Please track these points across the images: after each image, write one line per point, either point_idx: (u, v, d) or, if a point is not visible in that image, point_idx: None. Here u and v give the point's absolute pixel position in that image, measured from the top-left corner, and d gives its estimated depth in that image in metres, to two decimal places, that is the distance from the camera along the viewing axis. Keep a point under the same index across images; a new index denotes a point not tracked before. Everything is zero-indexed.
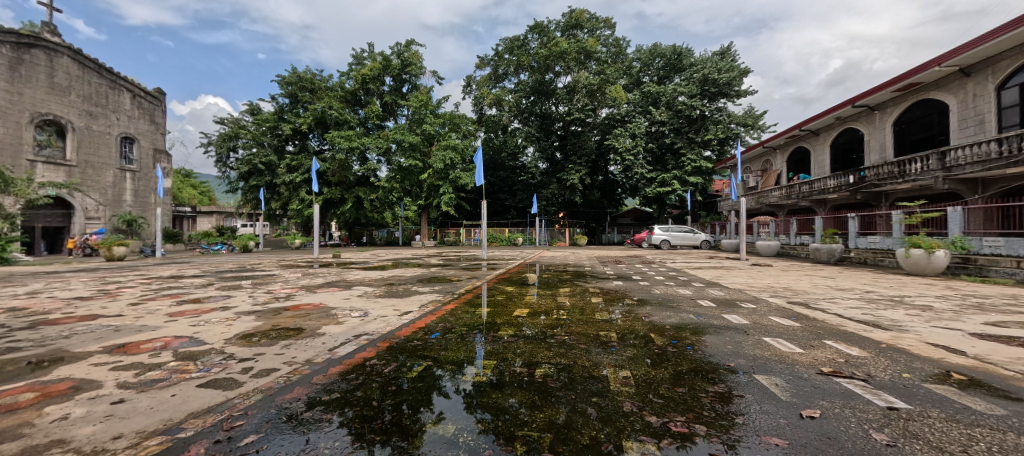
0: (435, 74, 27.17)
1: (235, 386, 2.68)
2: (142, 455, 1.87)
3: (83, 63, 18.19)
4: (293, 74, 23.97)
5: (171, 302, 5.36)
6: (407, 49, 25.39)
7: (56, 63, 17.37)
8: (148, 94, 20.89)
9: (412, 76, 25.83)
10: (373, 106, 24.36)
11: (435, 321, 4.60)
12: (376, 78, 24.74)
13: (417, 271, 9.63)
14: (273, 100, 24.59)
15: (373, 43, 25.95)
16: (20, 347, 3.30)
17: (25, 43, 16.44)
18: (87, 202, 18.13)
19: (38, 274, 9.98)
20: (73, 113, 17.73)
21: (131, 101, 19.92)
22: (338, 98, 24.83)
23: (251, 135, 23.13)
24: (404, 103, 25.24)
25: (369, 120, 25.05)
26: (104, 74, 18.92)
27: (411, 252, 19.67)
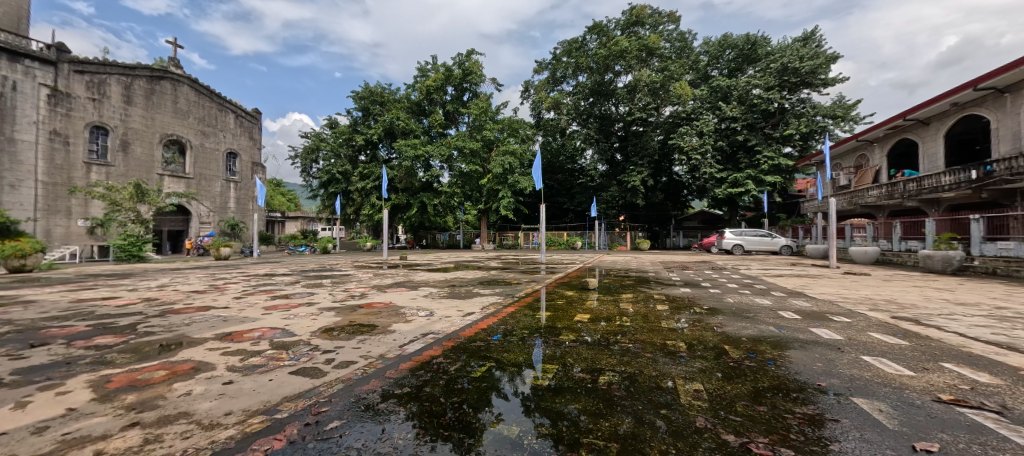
0: (495, 81, 27.91)
1: (320, 375, 2.93)
2: (248, 431, 2.12)
3: (199, 90, 21.15)
4: (366, 89, 25.95)
5: (266, 296, 6.03)
6: (468, 59, 26.39)
7: (179, 92, 20.27)
8: (247, 114, 24.12)
9: (473, 85, 26.89)
10: (437, 115, 25.67)
11: (496, 323, 4.66)
12: (439, 88, 26.13)
13: (479, 273, 9.89)
14: (348, 114, 26.77)
15: (436, 56, 27.26)
16: (155, 331, 3.92)
17: (156, 75, 19.46)
18: (202, 209, 21.02)
19: (165, 270, 11.76)
20: (191, 133, 20.61)
21: (234, 121, 22.99)
22: (405, 109, 26.42)
23: (330, 147, 25.38)
24: (464, 110, 26.29)
25: (433, 129, 26.39)
26: (215, 98, 21.89)
27: (472, 255, 20.29)
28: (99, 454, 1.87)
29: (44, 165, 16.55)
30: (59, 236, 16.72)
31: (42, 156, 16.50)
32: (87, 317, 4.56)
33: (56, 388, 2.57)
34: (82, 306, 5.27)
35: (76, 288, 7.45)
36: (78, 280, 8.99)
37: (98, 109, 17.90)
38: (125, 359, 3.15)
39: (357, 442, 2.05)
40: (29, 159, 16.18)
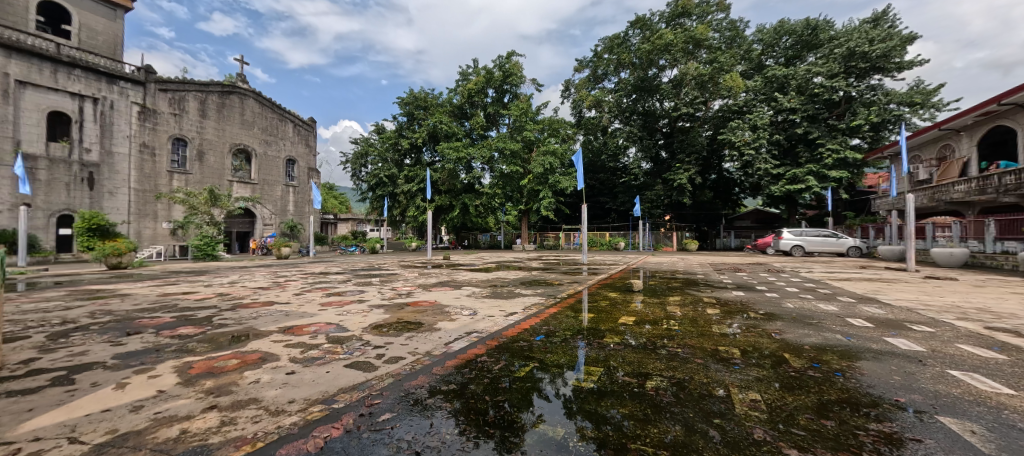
0: (535, 81, 27.90)
1: (372, 369, 3.06)
2: (308, 419, 2.27)
3: (263, 102, 22.96)
4: (410, 95, 26.89)
5: (322, 293, 6.42)
6: (509, 61, 26.64)
7: (245, 104, 22.12)
8: (304, 123, 25.91)
9: (513, 86, 27.11)
10: (478, 117, 26.15)
11: (539, 323, 4.65)
12: (480, 91, 26.62)
13: (521, 274, 9.90)
14: (394, 120, 27.87)
15: (477, 59, 27.70)
16: (227, 323, 4.30)
17: (226, 90, 21.32)
18: (265, 212, 22.86)
19: (235, 268, 12.87)
20: (255, 142, 22.45)
21: (292, 130, 24.81)
22: (447, 112, 27.10)
23: (377, 152, 26.54)
24: (505, 112, 26.57)
25: (474, 131, 26.90)
26: (276, 109, 23.71)
27: (513, 255, 20.45)
28: (185, 433, 2.08)
29: (136, 174, 18.62)
30: (148, 237, 18.78)
31: (134, 166, 18.58)
32: (172, 310, 5.09)
33: (149, 371, 2.90)
34: (168, 300, 5.88)
35: (162, 283, 8.34)
36: (165, 276, 10.05)
37: (179, 123, 19.89)
38: (204, 347, 3.47)
39: (407, 434, 2.12)
40: (124, 169, 18.29)
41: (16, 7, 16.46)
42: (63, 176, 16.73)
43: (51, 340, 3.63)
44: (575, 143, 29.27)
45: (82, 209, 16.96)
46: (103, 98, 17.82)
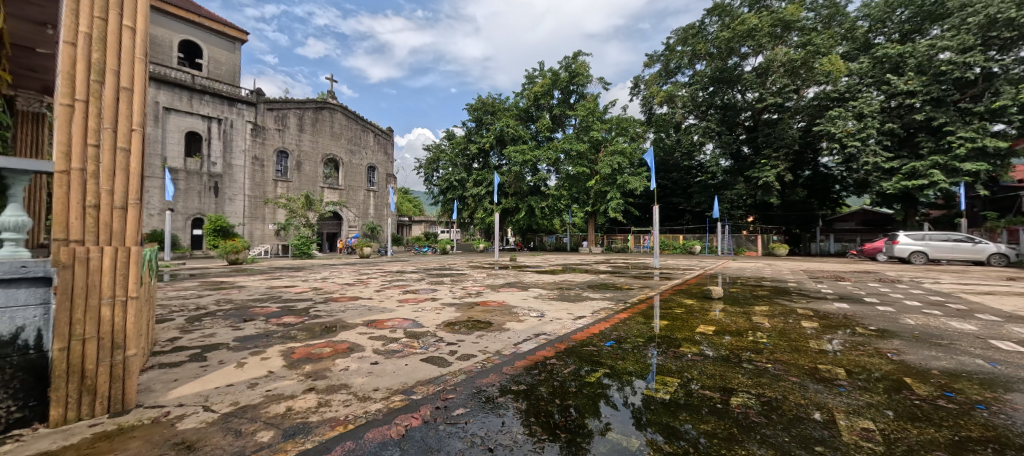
0: (602, 80, 27.25)
1: (446, 365, 3.19)
2: (391, 407, 2.44)
3: (349, 115, 25.39)
4: (478, 101, 27.86)
5: (399, 291, 6.88)
6: (575, 61, 26.42)
7: (334, 118, 24.63)
8: (383, 132, 28.20)
9: (579, 86, 26.82)
10: (544, 120, 26.30)
11: (609, 328, 4.51)
12: (546, 93, 26.72)
13: (588, 277, 9.69)
14: (463, 126, 29.02)
15: (543, 61, 27.83)
16: (321, 315, 4.80)
17: (317, 106, 23.88)
18: (350, 215, 25.25)
19: (327, 265, 14.32)
20: (342, 152, 24.92)
21: (373, 139, 27.11)
22: (513, 116, 27.63)
23: (449, 157, 27.90)
24: (571, 113, 26.32)
25: (540, 133, 27.09)
26: (359, 121, 26.10)
27: (579, 258, 20.17)
28: (290, 410, 2.36)
29: (249, 183, 21.53)
30: (258, 236, 21.67)
31: (248, 176, 21.50)
32: (277, 301, 5.81)
33: (261, 353, 3.33)
34: (274, 292, 6.72)
35: (269, 277, 9.54)
36: (271, 271, 11.49)
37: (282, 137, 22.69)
38: (303, 335, 3.89)
39: (480, 430, 2.17)
40: (240, 178, 21.27)
41: (164, 46, 19.78)
42: (196, 185, 19.85)
43: (190, 322, 4.34)
44: (644, 142, 28.12)
45: (210, 213, 20.06)
46: (225, 118, 20.83)
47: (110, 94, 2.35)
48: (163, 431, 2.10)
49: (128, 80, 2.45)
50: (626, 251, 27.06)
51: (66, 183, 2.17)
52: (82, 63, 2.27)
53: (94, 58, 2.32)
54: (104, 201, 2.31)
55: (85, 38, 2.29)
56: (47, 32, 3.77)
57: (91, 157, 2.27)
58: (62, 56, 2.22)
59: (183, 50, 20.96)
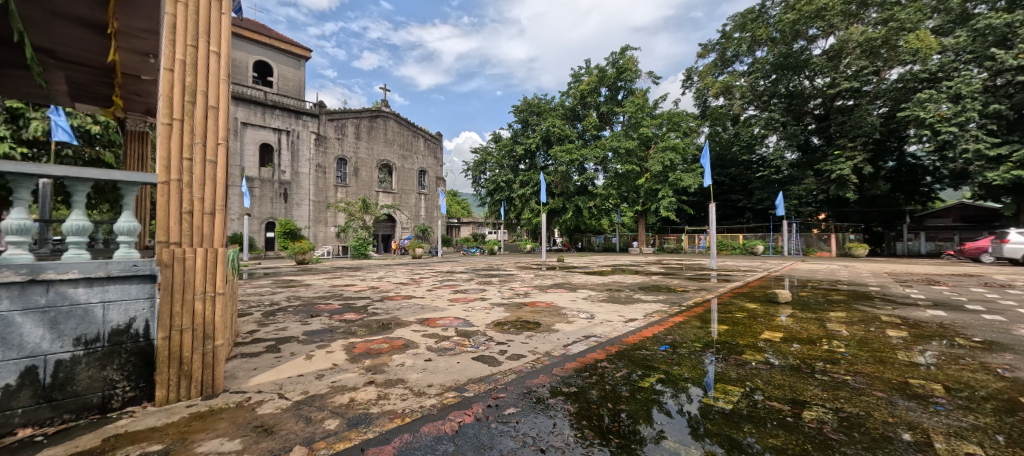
0: (652, 74, 26.17)
1: (497, 364, 3.23)
2: (445, 403, 2.51)
3: (401, 122, 26.74)
4: (524, 102, 27.97)
5: (450, 290, 7.10)
6: (622, 56, 25.70)
7: (387, 125, 26.04)
8: (433, 137, 29.31)
9: (627, 82, 26.06)
10: (590, 118, 25.83)
11: (663, 332, 4.32)
12: (593, 91, 26.26)
13: (639, 278, 9.35)
14: (509, 128, 29.29)
15: (589, 59, 27.33)
16: (378, 312, 5.07)
17: (371, 115, 25.35)
18: (402, 217, 26.62)
19: (383, 265, 15.10)
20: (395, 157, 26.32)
21: (423, 145, 28.31)
22: (560, 116, 27.42)
23: (496, 159, 28.33)
24: (619, 110, 25.64)
25: (587, 132, 26.66)
26: (410, 128, 27.39)
27: (629, 258, 19.55)
28: (353, 401, 2.51)
29: (313, 189, 23.24)
30: (321, 238, 23.35)
31: (312, 182, 23.20)
32: (340, 298, 6.22)
33: (326, 347, 3.58)
34: (337, 290, 7.20)
35: (332, 276, 10.25)
36: (333, 271, 12.35)
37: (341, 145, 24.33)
38: (363, 331, 4.13)
39: (532, 430, 2.16)
40: (306, 185, 23.03)
41: (241, 68, 21.89)
42: (269, 192, 21.74)
43: (265, 316, 4.78)
44: (698, 137, 26.71)
45: (280, 217, 21.95)
46: (292, 130, 22.64)
47: (200, 112, 2.64)
48: (246, 414, 2.32)
49: (214, 99, 2.72)
50: (680, 251, 25.77)
51: (167, 192, 2.48)
52: (178, 86, 2.57)
53: (188, 81, 2.61)
54: (196, 207, 2.59)
55: (180, 64, 2.58)
56: (149, 61, 4.33)
57: (184, 169, 2.55)
58: (162, 82, 2.52)
59: (256, 69, 22.91)
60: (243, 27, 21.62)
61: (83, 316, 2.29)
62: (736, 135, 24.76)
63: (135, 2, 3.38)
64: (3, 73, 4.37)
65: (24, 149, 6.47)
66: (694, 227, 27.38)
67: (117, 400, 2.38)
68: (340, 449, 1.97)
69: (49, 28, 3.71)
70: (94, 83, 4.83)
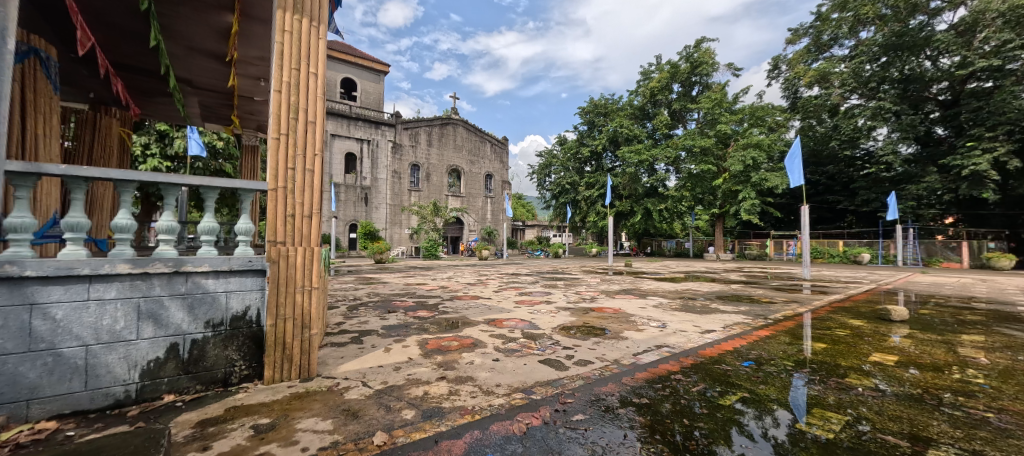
0: (732, 66, 24.24)
1: (564, 369, 3.19)
2: (513, 404, 2.54)
3: (469, 128, 28.25)
4: (590, 103, 27.53)
5: (515, 292, 7.20)
6: (698, 49, 24.15)
7: (456, 132, 27.69)
8: (499, 142, 30.37)
9: (703, 76, 24.41)
10: (661, 116, 24.58)
11: (746, 346, 3.95)
12: (664, 87, 25.01)
13: (717, 286, 8.70)
14: (574, 130, 28.97)
15: (659, 54, 26.12)
16: (449, 311, 5.30)
17: (441, 122, 26.96)
18: (469, 219, 27.97)
19: (453, 266, 15.76)
20: (464, 162, 27.99)
21: (489, 150, 29.58)
22: (628, 116, 26.52)
23: (561, 162, 28.23)
24: (694, 106, 24.08)
25: (658, 131, 25.47)
26: (478, 133, 28.83)
27: (705, 265, 18.17)
28: (427, 394, 2.65)
29: (390, 193, 24.96)
30: (396, 239, 25.05)
31: (389, 187, 24.95)
32: (413, 296, 6.61)
33: (402, 341, 3.83)
34: (410, 288, 7.66)
35: (406, 275, 10.92)
36: (407, 270, 13.19)
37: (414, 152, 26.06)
38: (435, 328, 4.35)
39: (601, 439, 2.11)
40: (384, 189, 24.80)
41: (330, 85, 24.32)
42: (352, 196, 23.72)
43: (350, 310, 5.25)
44: (787, 132, 24.16)
45: (361, 219, 23.91)
46: (373, 140, 24.50)
47: (301, 127, 2.97)
48: (335, 398, 2.56)
49: (312, 115, 3.04)
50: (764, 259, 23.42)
51: (275, 198, 2.83)
52: (285, 105, 2.91)
53: (292, 100, 2.95)
54: (298, 211, 2.93)
55: (287, 86, 2.93)
56: (260, 84, 4.99)
57: (288, 177, 2.89)
58: (272, 102, 2.87)
59: (344, 86, 25.24)
60: (333, 49, 24.04)
61: (211, 302, 2.68)
62: (835, 127, 21.96)
63: (250, 34, 3.93)
64: (155, 101, 5.34)
65: (168, 163, 7.89)
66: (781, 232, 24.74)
67: (236, 376, 2.77)
68: (416, 438, 2.09)
69: (187, 62, 4.45)
70: (219, 106, 5.69)
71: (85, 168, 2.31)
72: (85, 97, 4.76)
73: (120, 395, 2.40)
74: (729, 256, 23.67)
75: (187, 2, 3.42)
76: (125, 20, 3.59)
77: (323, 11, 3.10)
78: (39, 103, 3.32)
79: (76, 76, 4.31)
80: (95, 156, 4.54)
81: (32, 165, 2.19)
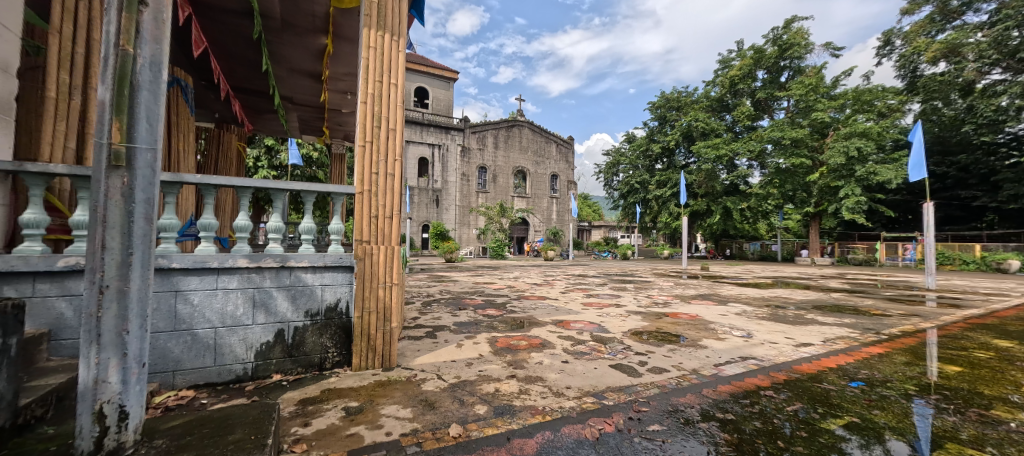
0: (831, 46, 21.48)
1: (637, 375, 3.07)
2: (584, 408, 2.49)
3: (534, 129, 28.56)
4: (661, 98, 26.22)
5: (583, 294, 7.09)
6: (787, 30, 21.83)
7: (522, 133, 28.18)
8: (564, 142, 30.30)
9: (794, 60, 21.96)
10: (743, 107, 22.62)
11: (853, 365, 3.45)
12: (746, 76, 22.94)
13: (813, 294, 7.75)
14: (643, 126, 27.76)
15: (741, 40, 24.04)
16: (516, 310, 5.38)
17: (506, 124, 27.57)
18: (535, 220, 28.27)
19: (520, 266, 15.95)
20: (529, 162, 28.44)
21: (555, 150, 29.68)
22: (704, 108, 24.85)
23: (629, 160, 27.29)
24: (782, 94, 21.76)
25: (739, 124, 23.61)
26: (542, 134, 29.06)
27: (799, 270, 16.30)
28: (498, 391, 2.71)
29: (458, 195, 25.96)
30: (465, 239, 26.03)
31: (458, 190, 25.97)
32: (482, 294, 6.82)
33: (473, 337, 3.96)
34: (479, 287, 7.92)
35: (475, 274, 11.30)
36: (476, 269, 13.64)
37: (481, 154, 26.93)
38: (503, 327, 4.43)
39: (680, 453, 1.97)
40: (453, 192, 25.84)
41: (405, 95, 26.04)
42: (425, 199, 25.06)
43: (424, 306, 5.57)
44: (903, 118, 20.83)
45: (433, 220, 25.15)
46: (443, 144, 25.62)
47: (384, 134, 3.20)
48: (413, 388, 2.72)
49: (393, 123, 3.26)
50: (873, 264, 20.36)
51: (361, 200, 3.10)
52: (370, 115, 3.16)
53: (376, 110, 3.19)
54: (381, 213, 3.16)
55: (372, 97, 3.17)
56: (347, 98, 5.48)
57: (373, 182, 3.13)
58: (359, 112, 3.13)
59: (417, 94, 26.83)
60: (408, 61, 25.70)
61: (310, 294, 3.00)
62: (970, 109, 18.52)
63: (339, 53, 4.34)
64: (263, 118, 6.16)
65: (274, 173, 9.05)
66: (894, 234, 21.37)
67: (329, 362, 3.07)
68: (489, 433, 2.14)
69: (288, 81, 5.04)
70: (313, 119, 6.38)
71: (214, 176, 2.71)
72: (212, 117, 5.66)
73: (240, 372, 2.78)
74: (827, 260, 21.00)
75: (289, 29, 3.88)
76: (240, 49, 4.16)
77: (403, 26, 3.32)
78: (180, 124, 3.99)
79: (206, 99, 5.14)
80: (220, 167, 5.33)
81: (176, 176, 2.62)
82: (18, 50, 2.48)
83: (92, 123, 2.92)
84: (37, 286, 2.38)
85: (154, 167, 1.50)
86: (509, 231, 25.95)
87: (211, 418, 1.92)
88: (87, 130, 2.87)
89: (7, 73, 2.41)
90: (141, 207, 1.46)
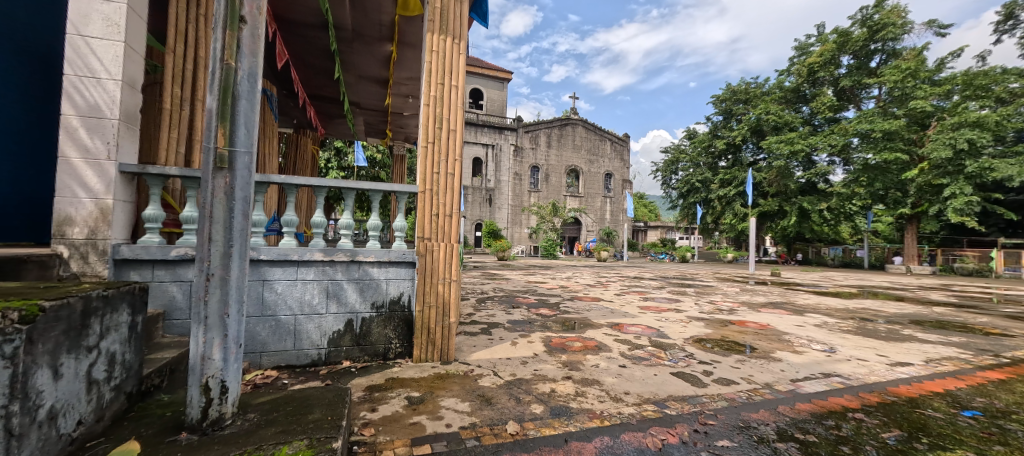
0: (934, 24, 18.91)
1: (702, 385, 2.91)
2: (645, 415, 2.41)
3: (588, 127, 28.12)
4: (727, 90, 24.69)
5: (640, 297, 6.85)
6: (880, 9, 19.54)
7: (575, 132, 27.87)
8: (619, 139, 29.53)
9: (887, 42, 19.61)
10: (823, 97, 20.62)
11: (965, 391, 3.00)
12: (828, 62, 20.85)
13: (909, 307, 6.88)
14: (707, 121, 26.32)
15: (822, 23, 21.91)
16: (569, 311, 5.33)
17: (560, 123, 27.40)
18: (588, 220, 27.94)
19: (574, 266, 15.79)
20: (582, 161, 28.07)
21: (609, 148, 29.02)
22: (777, 100, 23.02)
23: (690, 157, 25.95)
24: (872, 81, 19.50)
25: (817, 116, 21.55)
26: (596, 132, 28.50)
27: (890, 279, 14.58)
28: (554, 391, 2.70)
29: (511, 194, 26.23)
30: (516, 238, 26.29)
31: (511, 189, 26.23)
32: (535, 293, 6.83)
33: (527, 336, 3.98)
34: (531, 286, 7.95)
35: (527, 273, 11.36)
36: (529, 268, 13.73)
37: (535, 153, 27.04)
38: (557, 327, 4.40)
39: None
40: (505, 190, 26.13)
41: None
42: (478, 198, 25.58)
43: (479, 303, 5.71)
44: None
45: (486, 219, 25.61)
46: (496, 144, 25.95)
47: (445, 135, 3.30)
48: (469, 383, 2.79)
49: (454, 124, 3.36)
50: (986, 275, 17.70)
51: (422, 199, 3.23)
52: (433, 117, 3.28)
53: (439, 111, 3.31)
54: (441, 211, 3.27)
55: (434, 99, 3.29)
56: (408, 101, 5.75)
57: (434, 181, 3.26)
58: (423, 114, 3.26)
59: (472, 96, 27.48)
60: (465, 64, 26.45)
61: (376, 287, 3.18)
62: None
63: (402, 58, 4.56)
64: (333, 123, 6.65)
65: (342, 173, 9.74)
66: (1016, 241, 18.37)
67: (393, 352, 3.23)
68: (547, 434, 2.14)
69: (356, 88, 5.39)
70: (377, 123, 6.77)
71: (296, 176, 2.97)
72: (292, 123, 6.23)
73: (315, 357, 3.02)
74: (927, 268, 18.52)
75: (359, 39, 4.15)
76: (315, 59, 4.52)
77: (464, 29, 3.40)
78: (267, 130, 4.43)
79: (286, 107, 5.66)
80: (297, 168, 5.84)
81: (266, 176, 2.91)
82: (141, 67, 2.75)
83: (197, 130, 3.35)
84: (155, 272, 2.75)
85: (250, 169, 1.66)
86: (561, 231, 25.86)
87: (293, 397, 2.10)
88: (194, 138, 3.28)
89: (133, 88, 2.67)
90: (239, 204, 1.63)
